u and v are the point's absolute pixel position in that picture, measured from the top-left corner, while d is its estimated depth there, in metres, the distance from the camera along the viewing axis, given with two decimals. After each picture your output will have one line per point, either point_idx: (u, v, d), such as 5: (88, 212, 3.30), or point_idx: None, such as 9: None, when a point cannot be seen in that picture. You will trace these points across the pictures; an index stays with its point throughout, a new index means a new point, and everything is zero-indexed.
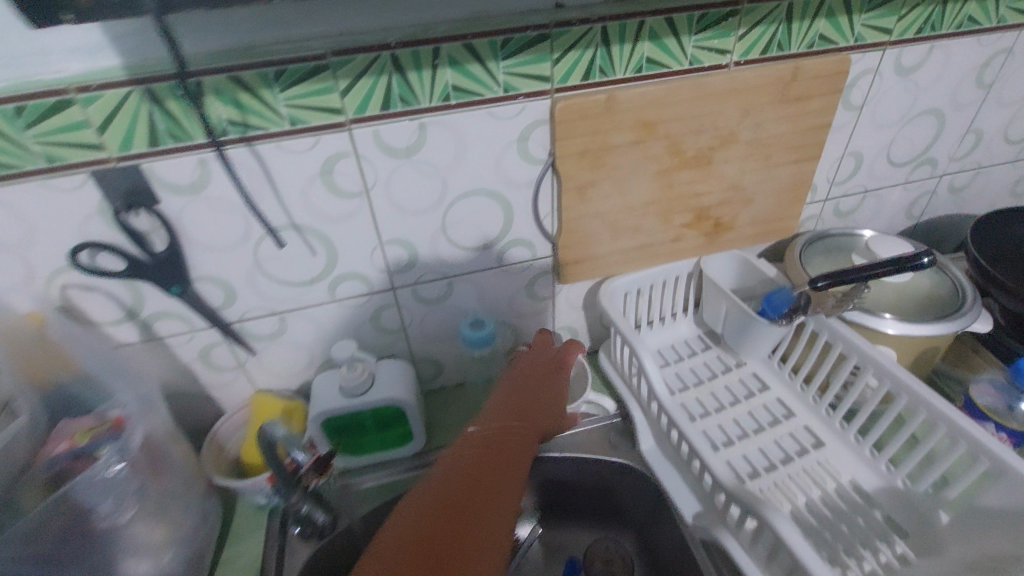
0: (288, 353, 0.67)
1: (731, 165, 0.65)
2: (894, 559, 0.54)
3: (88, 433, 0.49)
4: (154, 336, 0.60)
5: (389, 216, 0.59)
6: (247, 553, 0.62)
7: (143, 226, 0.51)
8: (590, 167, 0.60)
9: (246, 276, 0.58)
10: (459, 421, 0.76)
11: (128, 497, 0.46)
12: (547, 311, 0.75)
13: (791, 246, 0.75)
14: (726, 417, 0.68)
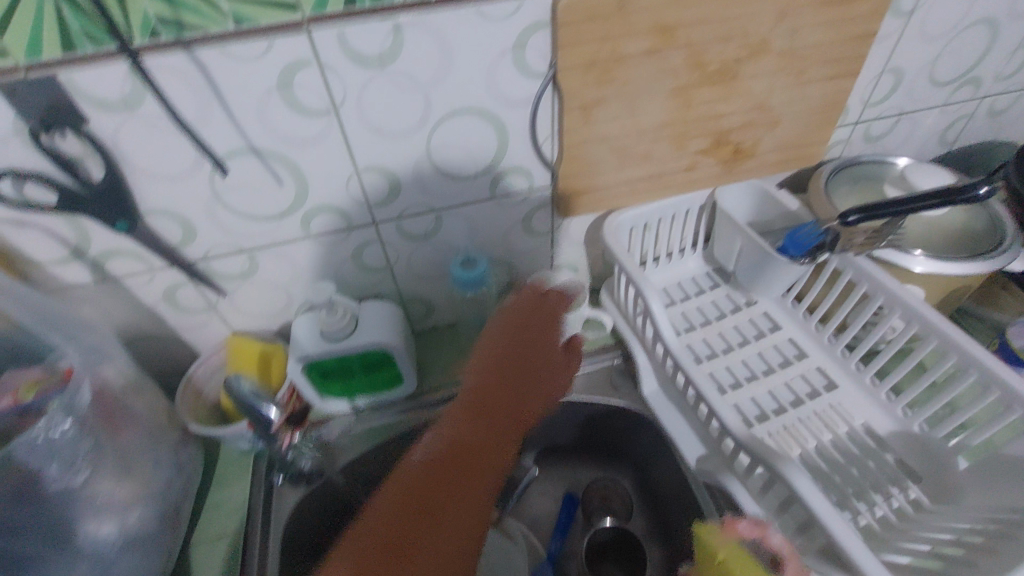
0: (263, 293, 0.61)
1: (758, 81, 0.56)
2: (906, 505, 0.52)
3: (38, 384, 0.44)
4: (108, 277, 0.54)
5: (364, 139, 0.51)
6: (232, 498, 0.60)
7: (73, 150, 0.44)
8: (597, 82, 0.52)
9: (206, 209, 0.51)
10: (451, 363, 0.72)
11: (79, 460, 0.41)
12: (545, 247, 0.69)
13: (815, 176, 0.68)
14: (734, 360, 0.64)
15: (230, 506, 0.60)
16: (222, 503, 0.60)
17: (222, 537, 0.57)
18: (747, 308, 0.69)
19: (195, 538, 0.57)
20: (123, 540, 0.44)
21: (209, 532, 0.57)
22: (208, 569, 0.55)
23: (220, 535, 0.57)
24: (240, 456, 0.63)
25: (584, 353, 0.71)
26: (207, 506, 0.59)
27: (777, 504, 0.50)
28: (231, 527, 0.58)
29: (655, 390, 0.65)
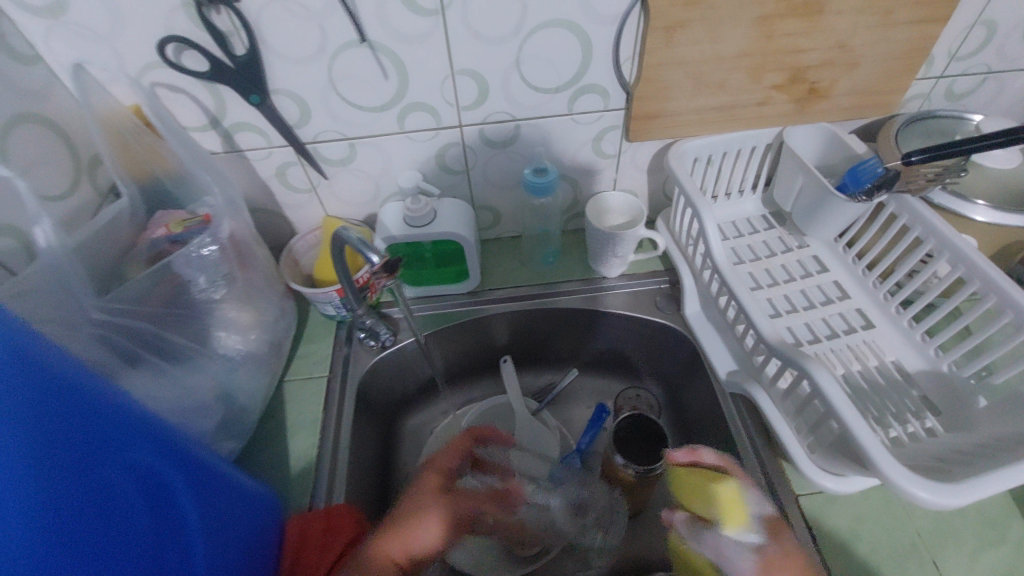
0: (357, 181, 0.70)
1: (844, 18, 0.58)
2: (920, 430, 0.56)
3: (183, 223, 0.54)
4: (235, 147, 0.63)
5: (463, 42, 0.57)
6: (318, 353, 0.70)
7: (225, 26, 0.51)
8: (684, 4, 0.55)
9: (321, 95, 0.59)
10: (510, 270, 0.79)
11: (220, 279, 0.51)
12: (611, 170, 0.74)
13: (888, 124, 0.69)
14: (777, 292, 0.68)
15: (317, 358, 0.70)
16: (309, 356, 0.70)
17: (309, 381, 0.68)
18: (798, 250, 0.72)
19: (288, 379, 0.68)
20: (243, 355, 0.55)
21: (299, 375, 0.68)
22: (298, 402, 0.66)
23: (307, 379, 0.68)
24: (324, 322, 0.74)
25: (634, 275, 0.77)
26: (298, 356, 0.70)
27: (797, 410, 0.55)
28: (317, 374, 0.68)
29: (697, 311, 0.70)
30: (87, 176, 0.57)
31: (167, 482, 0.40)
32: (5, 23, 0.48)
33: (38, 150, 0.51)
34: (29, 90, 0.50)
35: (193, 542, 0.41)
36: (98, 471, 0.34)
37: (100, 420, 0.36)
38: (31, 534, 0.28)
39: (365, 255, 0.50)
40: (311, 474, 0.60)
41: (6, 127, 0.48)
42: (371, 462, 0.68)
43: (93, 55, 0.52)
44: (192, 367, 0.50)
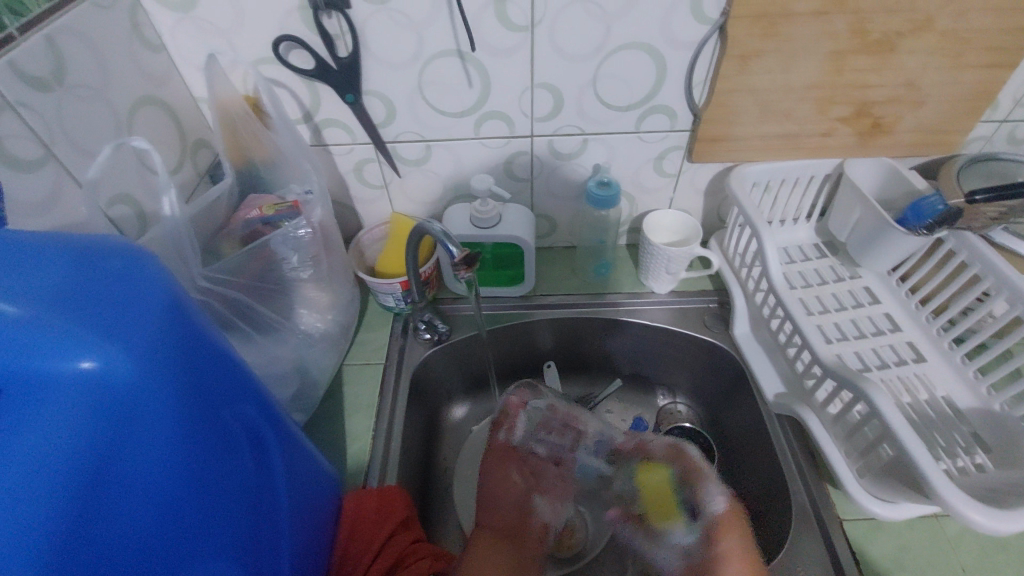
0: (427, 182, 0.74)
1: (914, 58, 0.60)
2: (970, 465, 0.56)
3: (274, 206, 0.57)
4: (322, 141, 0.67)
5: (546, 57, 0.60)
6: (375, 341, 0.74)
7: (334, 29, 0.56)
8: (761, 35, 0.58)
9: (408, 97, 0.63)
10: (562, 278, 0.82)
11: (308, 259, 0.55)
12: (669, 190, 0.77)
13: (948, 164, 0.70)
14: (828, 319, 0.69)
15: (374, 345, 0.73)
16: (367, 343, 0.73)
17: (366, 367, 0.71)
18: (850, 280, 0.73)
19: (347, 363, 0.71)
20: (320, 333, 0.60)
21: (357, 360, 0.71)
22: (356, 385, 0.69)
23: (364, 365, 0.71)
24: (383, 313, 0.77)
25: (684, 292, 0.79)
26: (357, 342, 0.73)
27: (847, 433, 0.56)
28: (374, 361, 0.71)
29: (746, 332, 0.71)
30: (190, 157, 0.61)
31: (266, 431, 0.41)
32: (142, 14, 0.54)
33: (155, 129, 0.56)
34: (154, 74, 0.56)
35: (278, 488, 0.42)
36: (221, 411, 0.34)
37: (229, 366, 0.36)
38: (163, 471, 0.29)
39: (447, 248, 0.54)
40: (365, 454, 0.62)
41: (133, 106, 0.53)
42: (417, 450, 0.70)
43: (213, 47, 0.57)
44: (277, 339, 0.55)
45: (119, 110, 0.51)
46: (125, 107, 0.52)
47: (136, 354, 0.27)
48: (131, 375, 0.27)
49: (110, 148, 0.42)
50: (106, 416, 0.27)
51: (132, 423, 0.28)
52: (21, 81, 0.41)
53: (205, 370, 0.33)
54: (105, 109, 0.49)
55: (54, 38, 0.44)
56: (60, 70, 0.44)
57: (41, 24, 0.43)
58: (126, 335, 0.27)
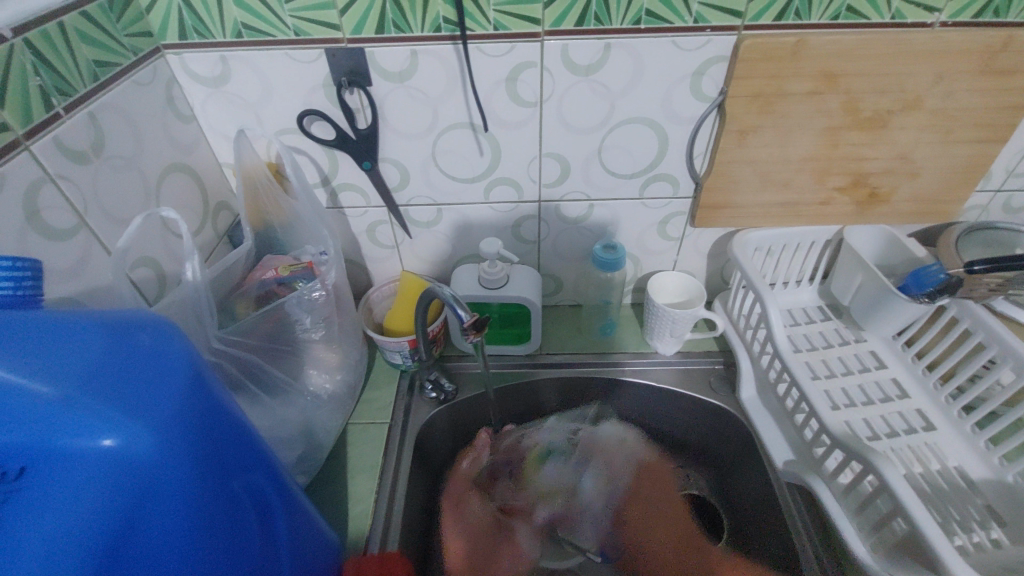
0: (437, 242, 0.76)
1: (905, 133, 0.63)
2: (985, 540, 0.54)
3: (290, 267, 0.59)
4: (337, 204, 0.70)
5: (554, 129, 0.63)
6: (381, 400, 0.74)
7: (355, 104, 0.60)
8: (758, 112, 0.61)
9: (422, 164, 0.66)
10: (568, 336, 0.82)
11: (321, 321, 0.57)
12: (673, 252, 0.78)
13: (947, 231, 0.71)
14: (835, 384, 0.69)
15: (379, 404, 0.73)
16: (373, 402, 0.73)
17: (371, 426, 0.70)
18: (855, 343, 0.74)
19: (352, 422, 0.71)
20: (328, 394, 0.60)
21: (362, 419, 0.71)
22: (360, 445, 0.68)
23: (369, 424, 0.71)
24: (389, 370, 0.78)
25: (689, 352, 0.79)
26: (363, 401, 0.73)
27: (858, 505, 0.55)
28: (379, 420, 0.71)
29: (753, 396, 0.71)
30: (211, 220, 0.64)
31: (274, 497, 0.41)
32: (176, 88, 0.58)
33: (182, 195, 0.59)
34: (183, 144, 0.59)
35: (283, 554, 0.42)
36: (233, 481, 0.34)
37: (243, 434, 0.36)
38: (176, 546, 0.30)
39: (456, 313, 0.55)
40: (368, 517, 0.61)
41: (162, 174, 0.56)
42: (419, 513, 0.69)
43: (241, 119, 0.61)
44: (285, 400, 0.55)
45: (148, 176, 0.54)
46: (155, 173, 0.55)
47: (160, 433, 0.28)
48: (152, 453, 0.28)
49: (140, 218, 0.44)
50: (123, 493, 0.28)
51: (151, 499, 0.29)
52: (63, 154, 0.44)
53: (222, 440, 0.33)
54: (136, 177, 0.52)
55: (96, 114, 0.47)
56: (99, 143, 0.48)
57: (86, 102, 0.46)
58: (147, 413, 0.28)
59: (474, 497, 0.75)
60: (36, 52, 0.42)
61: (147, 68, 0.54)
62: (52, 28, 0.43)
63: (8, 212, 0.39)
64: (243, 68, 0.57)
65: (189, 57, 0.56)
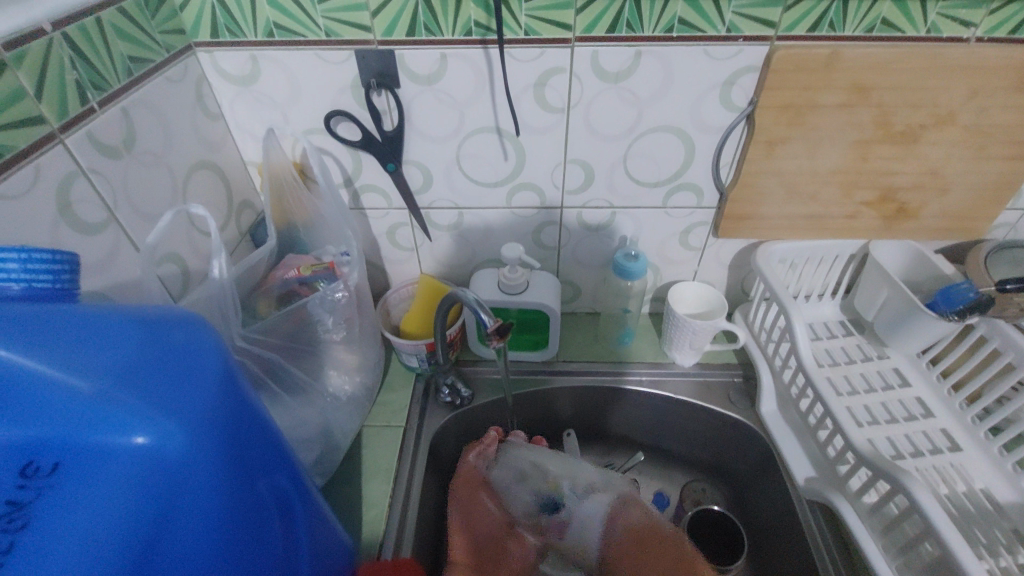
0: (457, 246, 0.75)
1: (937, 148, 0.62)
2: (1014, 566, 0.53)
3: (312, 267, 0.59)
4: (359, 205, 0.70)
5: (580, 135, 0.63)
6: (396, 403, 0.73)
7: (382, 105, 0.60)
8: (787, 123, 0.60)
9: (445, 168, 0.66)
10: (584, 344, 0.82)
11: (342, 321, 0.56)
12: (694, 262, 0.78)
13: (975, 249, 0.70)
14: (858, 401, 0.68)
15: (394, 407, 0.73)
16: (388, 405, 0.73)
17: (386, 429, 0.70)
18: (878, 360, 0.73)
19: (367, 424, 0.70)
20: (347, 395, 0.60)
21: (378, 422, 0.71)
22: (375, 448, 0.68)
23: (384, 427, 0.70)
24: (404, 373, 0.77)
25: (708, 364, 0.78)
26: (378, 403, 0.73)
27: (884, 526, 0.54)
28: (394, 423, 0.71)
29: (774, 410, 0.70)
30: (234, 218, 0.64)
31: (295, 498, 0.40)
32: (206, 86, 0.58)
33: (208, 192, 0.59)
34: (211, 141, 0.59)
35: (301, 556, 0.41)
36: (258, 482, 0.34)
37: (268, 435, 0.36)
38: (203, 548, 0.29)
39: (478, 317, 0.55)
40: (382, 522, 0.61)
41: (189, 170, 0.56)
42: (432, 518, 0.68)
43: (268, 118, 0.61)
44: (304, 400, 0.55)
45: (176, 173, 0.54)
46: (182, 169, 0.55)
47: (193, 432, 0.28)
48: (183, 452, 0.28)
49: (170, 214, 0.44)
50: (153, 492, 0.27)
51: (180, 499, 0.28)
52: (96, 148, 0.44)
53: (249, 440, 0.33)
54: (165, 174, 0.52)
55: (128, 109, 0.47)
56: (130, 138, 0.48)
57: (120, 97, 0.47)
58: (180, 412, 0.28)
59: (487, 498, 0.68)
60: (74, 47, 0.42)
61: (178, 65, 0.54)
62: (90, 23, 0.44)
63: (40, 205, 0.39)
64: (272, 68, 0.57)
65: (220, 56, 0.57)
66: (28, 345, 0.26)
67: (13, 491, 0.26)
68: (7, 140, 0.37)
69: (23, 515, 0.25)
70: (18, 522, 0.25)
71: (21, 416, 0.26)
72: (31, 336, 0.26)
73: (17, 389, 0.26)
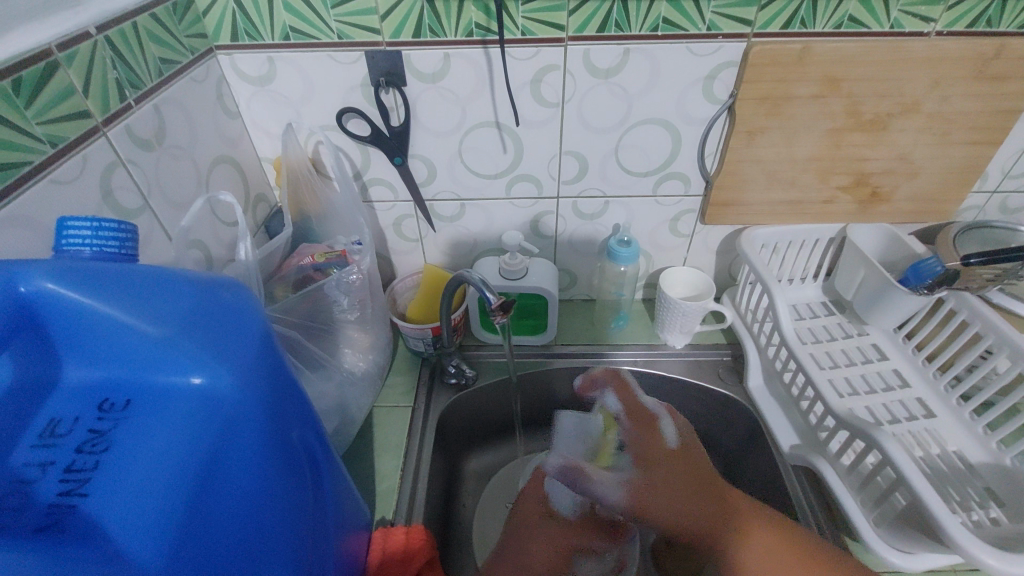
0: (460, 236, 0.80)
1: (905, 135, 0.67)
2: (984, 518, 0.57)
3: (325, 254, 0.63)
4: (368, 198, 0.74)
5: (574, 128, 0.68)
6: (403, 385, 0.77)
7: (389, 102, 0.64)
8: (766, 114, 0.65)
9: (448, 161, 0.70)
10: (581, 329, 0.86)
11: (356, 302, 0.60)
12: (683, 249, 0.82)
13: (945, 229, 0.75)
14: (839, 374, 0.72)
15: (402, 388, 0.77)
16: (396, 387, 0.77)
17: (395, 409, 0.74)
18: (858, 337, 0.77)
19: (377, 405, 0.74)
20: (360, 373, 0.64)
21: (387, 403, 0.75)
22: (385, 426, 0.72)
23: (393, 407, 0.74)
24: (411, 358, 0.81)
25: (698, 345, 0.82)
26: (386, 386, 0.77)
27: (861, 483, 0.58)
28: (403, 404, 0.75)
29: (760, 385, 0.74)
30: (250, 209, 0.68)
31: (322, 457, 0.43)
32: (225, 86, 0.62)
33: (227, 185, 0.63)
34: (230, 138, 0.63)
35: (327, 511, 0.45)
36: (294, 435, 0.37)
37: (302, 394, 0.39)
38: (251, 488, 0.33)
39: (484, 296, 0.59)
40: (394, 493, 0.65)
41: (211, 165, 0.60)
42: (440, 492, 0.72)
43: (283, 116, 0.66)
44: (322, 375, 0.59)
45: (201, 166, 0.58)
46: (206, 163, 0.59)
47: (243, 380, 0.32)
48: (233, 397, 0.31)
49: (201, 201, 0.48)
50: (212, 430, 0.31)
51: (232, 439, 0.32)
52: (132, 141, 0.48)
53: (287, 396, 0.36)
54: (190, 166, 0.56)
55: (160, 106, 0.52)
56: (161, 132, 0.52)
57: (151, 95, 0.51)
58: (229, 355, 0.31)
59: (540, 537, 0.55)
60: (113, 49, 0.46)
61: (201, 67, 0.58)
62: (128, 27, 0.48)
63: (88, 192, 0.44)
64: (288, 69, 0.61)
65: (239, 58, 0.61)
66: (102, 293, 0.30)
67: (94, 421, 0.31)
68: (59, 131, 0.41)
69: (104, 440, 0.30)
70: (100, 446, 0.30)
71: (98, 359, 0.31)
72: (107, 288, 0.30)
73: (97, 333, 0.30)
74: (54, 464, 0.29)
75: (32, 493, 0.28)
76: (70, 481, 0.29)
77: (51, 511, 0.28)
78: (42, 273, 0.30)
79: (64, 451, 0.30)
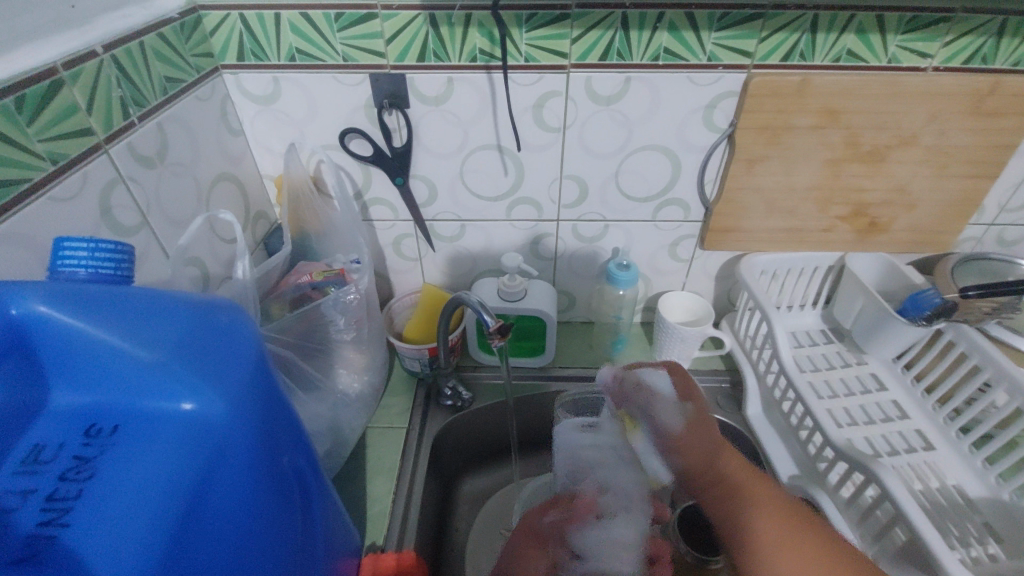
0: (458, 256, 0.80)
1: (903, 166, 0.67)
2: (984, 555, 0.56)
3: (323, 273, 0.63)
4: (368, 217, 0.74)
5: (576, 153, 0.68)
6: (398, 406, 0.76)
7: (392, 124, 0.65)
8: (765, 143, 0.65)
9: (449, 182, 0.71)
10: (579, 352, 0.85)
11: (352, 322, 0.60)
12: (682, 273, 0.82)
13: (943, 260, 0.75)
14: (838, 403, 0.71)
15: (397, 409, 0.76)
16: (391, 408, 0.76)
17: (389, 430, 0.73)
18: (857, 366, 0.77)
19: (371, 426, 0.73)
20: (355, 394, 0.63)
21: (381, 423, 0.74)
22: (379, 448, 0.71)
23: (387, 428, 0.73)
24: (406, 378, 0.80)
25: (697, 371, 0.82)
26: (381, 406, 0.76)
27: (861, 517, 0.57)
28: (397, 425, 0.74)
29: (758, 413, 0.73)
30: (250, 226, 0.68)
31: (313, 481, 0.43)
32: (229, 105, 0.63)
33: (227, 203, 0.63)
34: (232, 155, 0.64)
35: (316, 537, 0.44)
36: (285, 462, 0.36)
37: (294, 418, 0.38)
38: (236, 519, 0.32)
39: (482, 318, 0.59)
40: (386, 517, 0.63)
41: (212, 182, 0.60)
42: (433, 517, 0.70)
43: (286, 135, 0.66)
44: (316, 396, 0.58)
45: (202, 183, 0.58)
46: (207, 180, 0.59)
47: (233, 407, 0.31)
48: (223, 424, 0.31)
49: (201, 220, 0.47)
50: (199, 458, 0.31)
51: (220, 467, 0.31)
52: (134, 158, 0.48)
53: (278, 419, 0.35)
54: (191, 183, 0.56)
55: (163, 124, 0.52)
56: (163, 150, 0.52)
57: (155, 113, 0.51)
58: (219, 380, 0.31)
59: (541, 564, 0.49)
60: (119, 68, 0.47)
61: (207, 85, 0.59)
62: (134, 47, 0.48)
63: (87, 209, 0.44)
64: (292, 88, 0.62)
65: (244, 77, 0.61)
66: (92, 316, 0.30)
67: (80, 447, 0.30)
68: (61, 148, 0.41)
69: (89, 467, 0.30)
70: (85, 473, 0.30)
71: (86, 383, 0.31)
72: (99, 311, 0.30)
73: (86, 357, 0.30)
74: (36, 492, 0.29)
75: (12, 523, 0.27)
76: (51, 511, 0.28)
77: (30, 542, 0.27)
78: (36, 296, 0.30)
79: (48, 479, 0.29)
